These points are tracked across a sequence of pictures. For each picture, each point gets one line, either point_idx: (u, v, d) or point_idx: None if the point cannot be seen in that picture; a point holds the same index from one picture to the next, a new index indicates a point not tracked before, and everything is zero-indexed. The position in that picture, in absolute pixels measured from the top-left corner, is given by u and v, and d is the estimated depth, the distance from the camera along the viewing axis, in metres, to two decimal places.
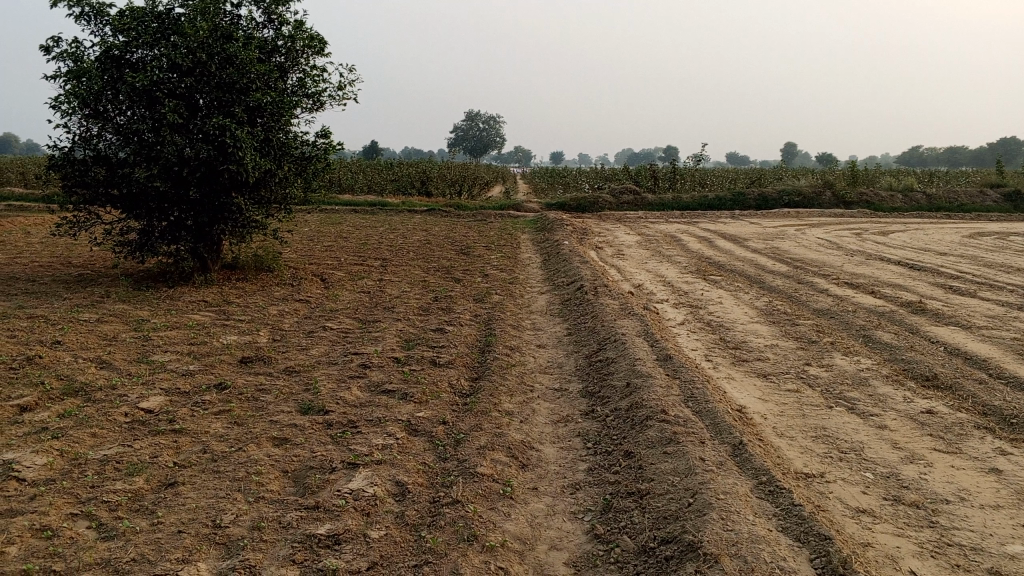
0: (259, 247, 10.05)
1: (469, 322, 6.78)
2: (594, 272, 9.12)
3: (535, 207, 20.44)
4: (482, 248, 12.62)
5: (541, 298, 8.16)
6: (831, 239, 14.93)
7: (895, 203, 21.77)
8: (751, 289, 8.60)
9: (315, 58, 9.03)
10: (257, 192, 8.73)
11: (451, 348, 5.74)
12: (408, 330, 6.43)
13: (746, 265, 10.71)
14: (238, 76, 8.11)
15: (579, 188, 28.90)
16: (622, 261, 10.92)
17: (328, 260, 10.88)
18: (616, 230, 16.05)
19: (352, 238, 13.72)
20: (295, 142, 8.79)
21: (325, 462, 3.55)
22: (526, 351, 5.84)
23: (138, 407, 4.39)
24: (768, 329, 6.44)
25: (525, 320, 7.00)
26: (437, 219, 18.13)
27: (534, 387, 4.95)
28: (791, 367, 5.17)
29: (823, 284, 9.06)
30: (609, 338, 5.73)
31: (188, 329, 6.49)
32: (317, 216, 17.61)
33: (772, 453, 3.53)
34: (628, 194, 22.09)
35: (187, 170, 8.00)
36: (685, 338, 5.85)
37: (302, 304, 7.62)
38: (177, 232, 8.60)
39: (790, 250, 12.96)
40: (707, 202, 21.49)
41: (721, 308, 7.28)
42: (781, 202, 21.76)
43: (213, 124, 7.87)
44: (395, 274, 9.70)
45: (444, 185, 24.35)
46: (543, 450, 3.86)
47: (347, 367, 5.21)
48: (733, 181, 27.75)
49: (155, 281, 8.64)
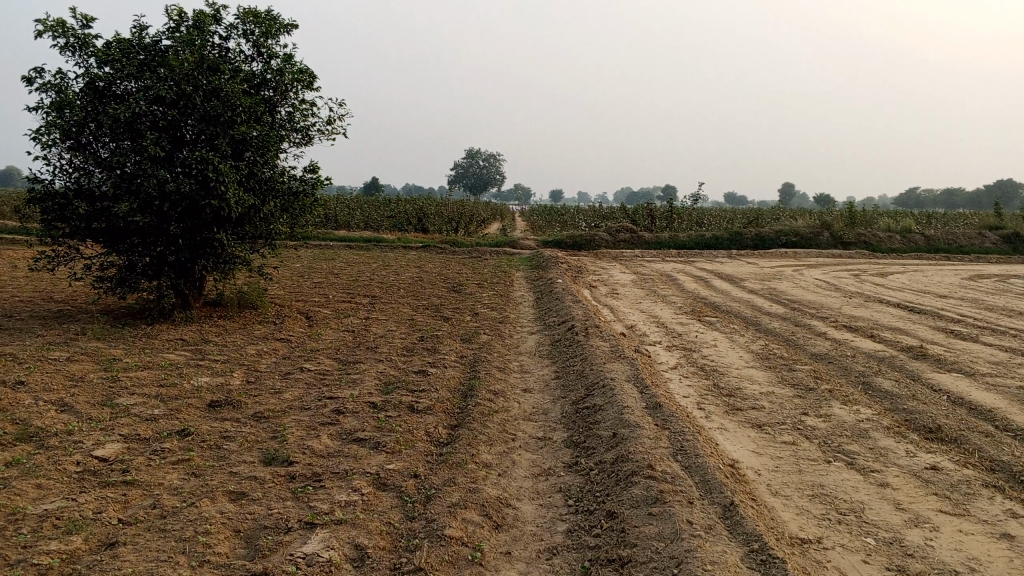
0: (245, 284, 9.82)
1: (453, 364, 6.53)
2: (586, 312, 8.88)
3: (531, 244, 20.28)
4: (475, 285, 12.40)
5: (530, 339, 7.91)
6: (829, 280, 14.73)
7: (894, 244, 21.62)
8: (747, 331, 8.36)
9: (305, 92, 8.89)
10: (240, 227, 8.52)
11: (432, 393, 5.48)
12: (389, 372, 6.17)
13: (742, 307, 10.48)
14: (223, 109, 7.92)
15: (576, 226, 28.79)
16: (616, 300, 10.68)
17: (316, 297, 10.64)
18: (612, 269, 15.85)
19: (344, 275, 13.52)
20: (282, 177, 8.61)
21: (282, 521, 3.29)
22: (510, 396, 5.58)
23: (91, 456, 4.12)
24: (764, 374, 6.18)
25: (512, 362, 6.75)
26: (431, 256, 17.94)
27: (516, 435, 4.68)
28: (787, 417, 4.91)
29: (821, 327, 8.83)
30: (597, 383, 5.47)
31: (160, 370, 6.23)
32: (310, 253, 17.43)
33: (765, 515, 3.26)
34: (625, 232, 21.93)
35: (168, 205, 7.76)
36: (677, 384, 5.59)
37: (283, 343, 7.38)
38: (158, 268, 8.37)
39: (788, 290, 12.75)
40: (704, 241, 21.35)
41: (716, 351, 7.03)
42: (779, 242, 21.60)
43: (195, 157, 7.66)
44: (383, 312, 9.46)
45: (440, 221, 24.22)
46: (520, 508, 3.59)
47: (319, 412, 4.95)
48: (731, 220, 27.64)
49: (134, 318, 8.40)
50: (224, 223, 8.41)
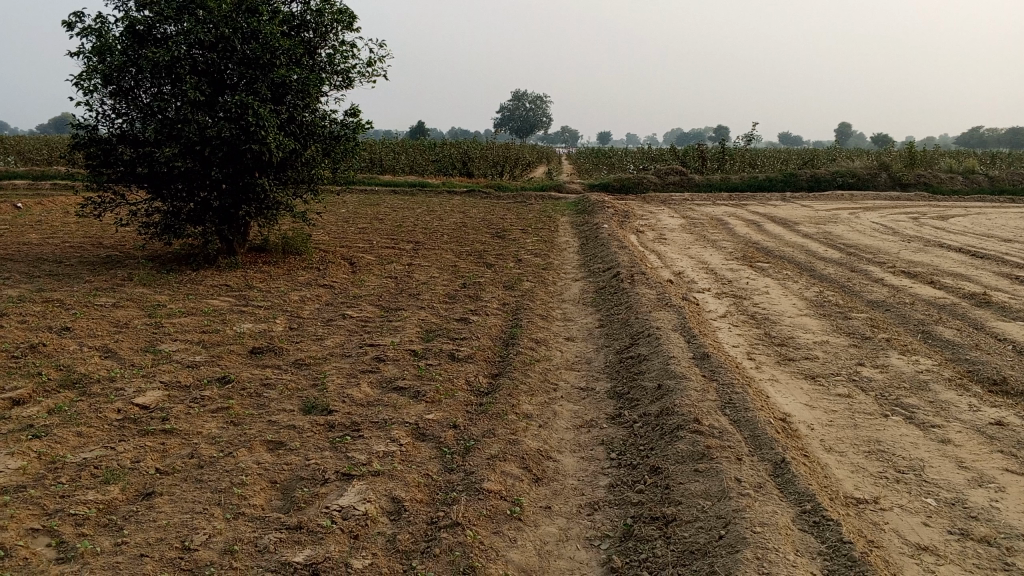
0: (289, 230, 9.80)
1: (496, 312, 6.42)
2: (632, 258, 8.67)
3: (578, 188, 19.98)
4: (520, 231, 12.24)
5: (575, 285, 7.75)
6: (886, 223, 14.22)
7: (955, 185, 20.81)
8: (800, 278, 8.08)
9: (345, 33, 8.69)
10: (282, 172, 8.45)
11: (473, 341, 5.38)
12: (431, 320, 6.09)
13: (795, 252, 10.15)
14: (262, 52, 7.78)
15: (624, 169, 28.29)
16: (663, 246, 10.43)
17: (360, 243, 10.60)
18: (659, 213, 15.52)
19: (388, 220, 13.46)
20: (322, 121, 8.48)
21: (318, 472, 3.23)
22: (553, 344, 5.45)
23: (132, 403, 4.12)
24: (818, 323, 5.95)
25: (555, 310, 6.62)
26: (476, 201, 17.77)
27: (559, 385, 4.56)
28: (842, 368, 4.70)
29: (878, 273, 8.50)
30: (643, 332, 5.31)
31: (204, 316, 6.24)
32: (355, 197, 17.41)
33: (818, 473, 3.10)
34: (673, 174, 21.44)
35: (209, 150, 7.71)
36: (726, 333, 5.41)
37: (325, 289, 7.34)
38: (202, 214, 8.37)
39: (844, 235, 12.34)
40: (755, 184, 20.79)
41: (767, 298, 6.80)
42: (834, 184, 20.93)
43: (234, 101, 7.56)
44: (426, 258, 9.37)
45: (485, 165, 23.97)
46: (561, 461, 3.48)
47: (359, 360, 4.89)
48: (784, 162, 26.87)
49: (179, 264, 8.43)
50: (266, 169, 8.34)
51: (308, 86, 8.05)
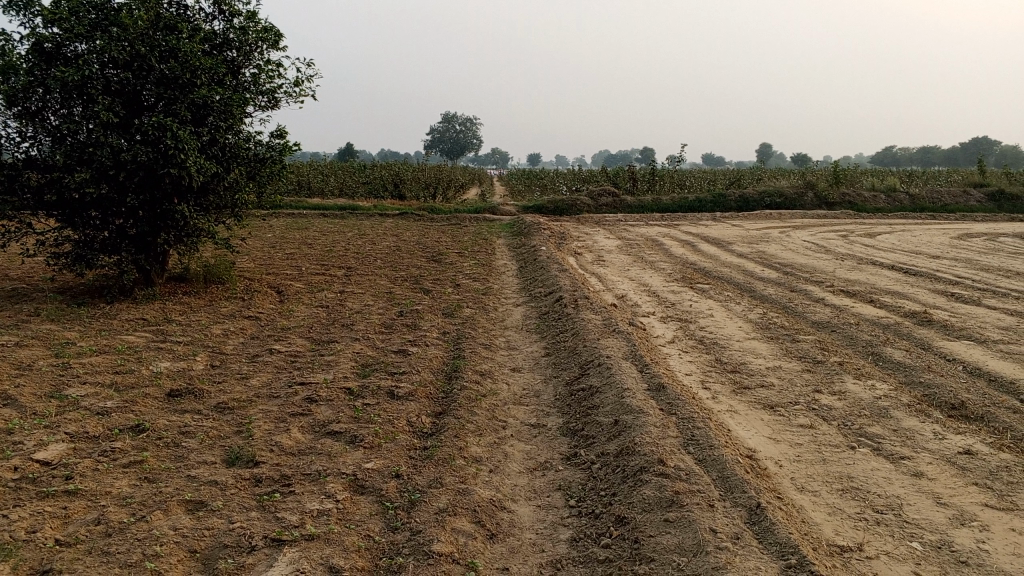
0: (212, 257, 9.29)
1: (435, 342, 6.09)
2: (573, 282, 8.44)
3: (511, 209, 19.79)
4: (455, 254, 11.94)
5: (516, 311, 7.47)
6: (818, 242, 14.39)
7: (878, 203, 21.35)
8: (743, 299, 7.97)
9: (271, 52, 8.31)
10: (203, 197, 7.98)
11: (413, 376, 5.04)
12: (366, 353, 5.72)
13: (734, 272, 10.10)
14: (181, 71, 7.34)
15: (556, 190, 28.27)
16: (602, 268, 10.25)
17: (288, 270, 10.13)
18: (595, 234, 15.41)
19: (318, 246, 12.99)
20: (246, 143, 8.07)
21: (245, 539, 2.86)
22: (498, 377, 5.15)
23: (30, 460, 3.66)
24: (768, 347, 5.79)
25: (498, 338, 6.32)
26: (409, 224, 17.40)
27: (507, 423, 4.26)
28: (800, 396, 4.53)
29: (818, 292, 8.46)
30: (592, 362, 5.06)
31: (118, 355, 5.74)
32: (283, 222, 16.86)
33: (796, 518, 2.87)
34: (606, 195, 21.45)
35: (124, 175, 7.21)
36: (677, 360, 5.19)
37: (252, 321, 6.90)
38: (117, 242, 7.82)
39: (778, 254, 12.40)
40: (687, 203, 20.95)
41: (713, 322, 6.63)
42: (763, 203, 21.24)
43: (151, 122, 7.10)
44: (359, 285, 8.98)
45: (417, 187, 23.61)
46: (516, 512, 3.18)
47: (290, 401, 4.50)
48: (713, 182, 27.24)
49: (92, 296, 7.85)
50: (186, 194, 7.87)
51: (231, 107, 7.65)
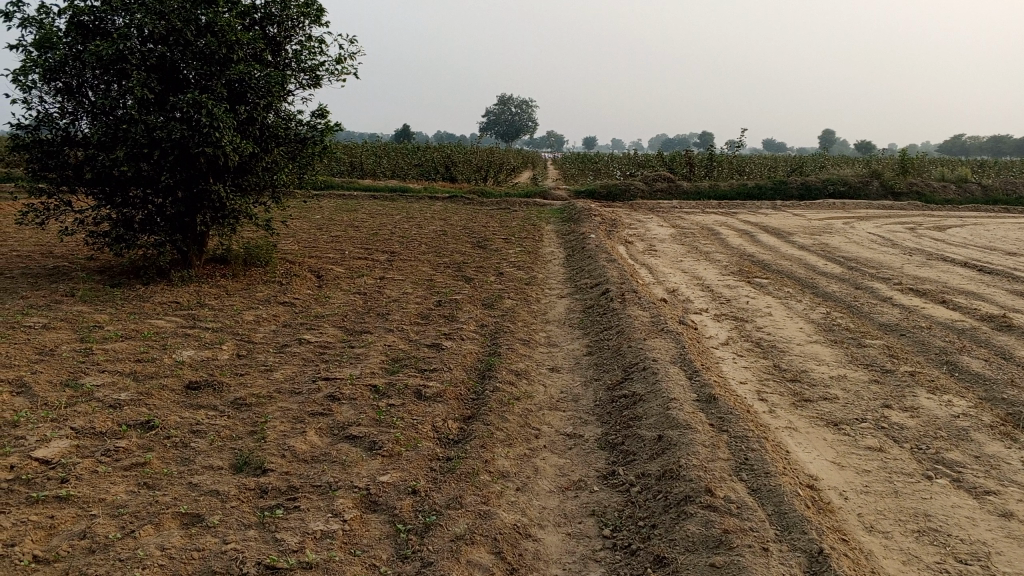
0: (253, 239, 9.09)
1: (471, 336, 5.75)
2: (622, 273, 8.03)
3: (563, 194, 19.36)
4: (502, 240, 11.59)
5: (560, 304, 7.10)
6: (884, 234, 13.69)
7: (948, 194, 20.37)
8: (803, 296, 7.47)
9: (313, 28, 8.03)
10: (239, 178, 7.74)
11: (444, 373, 4.71)
12: (397, 346, 5.41)
13: (795, 265, 9.57)
14: (218, 46, 7.08)
15: (610, 175, 27.71)
16: (654, 258, 9.80)
17: (330, 253, 9.90)
18: (647, 221, 14.91)
19: (364, 228, 12.77)
20: (286, 123, 7.82)
21: (236, 564, 2.57)
22: (535, 378, 4.79)
23: (29, 457, 3.43)
24: (831, 352, 5.32)
25: (538, 334, 5.95)
26: (457, 207, 17.12)
27: (541, 432, 3.90)
28: (868, 412, 4.08)
29: (885, 290, 7.91)
30: (637, 365, 4.66)
31: (144, 340, 5.53)
32: (332, 203, 16.72)
33: (865, 569, 2.47)
34: (661, 181, 20.86)
35: (158, 154, 6.98)
36: (731, 366, 4.77)
37: (285, 307, 6.67)
38: (153, 221, 7.64)
39: (841, 246, 11.79)
40: (745, 191, 20.26)
41: (771, 321, 6.17)
42: (825, 191, 20.43)
43: (185, 99, 6.85)
44: (401, 271, 8.70)
45: (468, 170, 23.31)
46: (542, 541, 2.83)
47: (310, 400, 4.21)
48: (772, 168, 26.38)
49: (129, 276, 7.70)
50: (223, 174, 7.64)
51: (270, 84, 7.37)
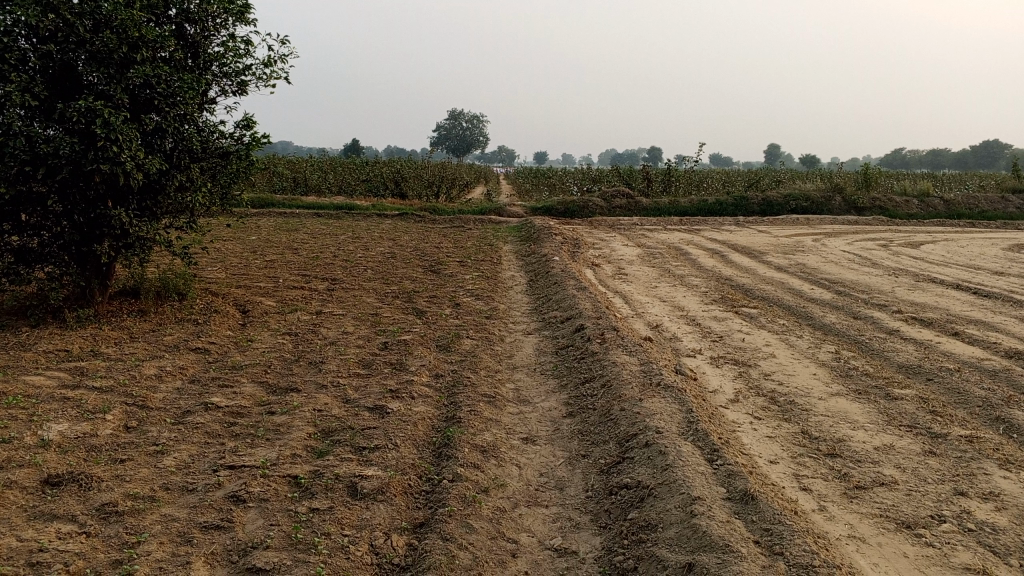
0: (170, 269, 7.90)
1: (423, 392, 4.68)
2: (594, 304, 7.05)
3: (520, 211, 18.41)
4: (456, 264, 10.55)
5: (527, 343, 6.08)
6: (858, 253, 12.98)
7: (911, 208, 19.89)
8: (803, 330, 6.56)
9: (238, 26, 6.94)
10: (145, 199, 6.50)
11: (388, 453, 3.65)
12: (330, 410, 4.32)
13: (780, 291, 8.69)
14: (118, 44, 5.84)
15: (565, 191, 26.85)
16: (626, 285, 8.86)
17: (262, 283, 8.74)
18: (611, 240, 13.98)
19: (305, 251, 11.61)
20: (204, 136, 6.74)
21: None
22: (506, 454, 3.74)
23: None
24: (862, 410, 4.37)
25: (505, 387, 4.90)
26: (408, 226, 16.03)
27: (519, 548, 2.88)
28: (943, 505, 3.14)
29: (888, 321, 7.06)
30: (637, 438, 3.67)
31: (6, 408, 4.31)
32: (272, 223, 15.55)
33: None
34: (620, 197, 20.03)
35: (42, 172, 5.67)
36: (752, 436, 3.80)
37: (198, 356, 5.53)
38: (43, 254, 6.31)
39: (821, 267, 10.99)
40: (707, 207, 19.54)
41: (779, 367, 5.21)
42: (788, 206, 19.79)
43: (76, 105, 5.59)
44: (342, 303, 7.60)
45: (419, 186, 22.18)
46: None
47: (205, 504, 3.15)
48: (730, 183, 25.77)
49: (15, 316, 6.45)
50: (126, 196, 6.38)
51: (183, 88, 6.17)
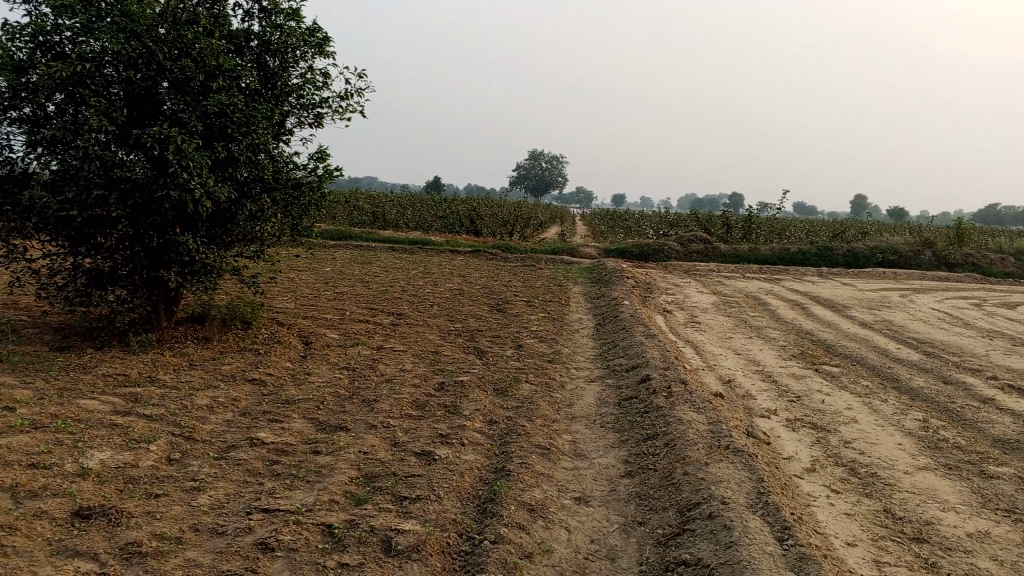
0: (237, 297, 7.93)
1: (475, 440, 4.45)
2: (663, 354, 6.74)
3: (593, 253, 18.16)
4: (524, 304, 10.35)
5: (589, 392, 5.81)
6: (950, 311, 12.26)
7: (1007, 266, 18.85)
8: (888, 393, 6.10)
9: (318, 60, 6.97)
10: (215, 227, 6.52)
11: (430, 505, 3.43)
12: (376, 453, 4.13)
13: (863, 348, 8.20)
14: (196, 72, 5.91)
15: (642, 235, 26.48)
16: (698, 334, 8.50)
17: (327, 314, 8.70)
18: (685, 286, 13.58)
19: (374, 284, 11.61)
20: (279, 166, 6.71)
21: None
22: (555, 515, 3.48)
23: None
24: (954, 489, 3.95)
25: (561, 438, 4.64)
26: (479, 264, 15.95)
27: None
28: None
29: (983, 388, 6.52)
30: (699, 508, 3.37)
31: (54, 432, 4.27)
32: (346, 255, 15.68)
33: None
34: (697, 242, 19.58)
35: (114, 196, 5.74)
36: (828, 513, 3.45)
37: (253, 388, 5.44)
38: (114, 276, 6.33)
39: (909, 325, 10.39)
40: (787, 256, 18.92)
41: (860, 434, 4.80)
42: (874, 259, 18.99)
43: (151, 132, 5.65)
44: (404, 339, 7.47)
45: (494, 224, 22.16)
46: None
47: (232, 549, 2.98)
48: (812, 233, 25.00)
49: (83, 337, 6.52)
50: (196, 223, 6.40)
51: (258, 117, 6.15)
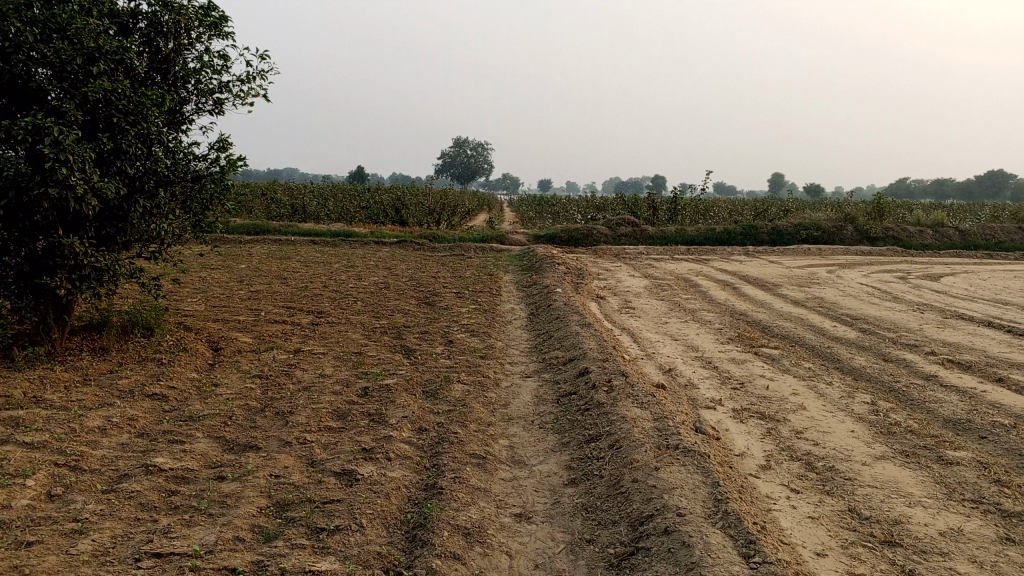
0: (140, 303, 7.29)
1: (402, 452, 4.03)
2: (600, 344, 6.42)
3: (522, 239, 17.82)
4: (453, 295, 9.93)
5: (525, 389, 5.44)
6: (877, 286, 12.32)
7: (925, 239, 19.26)
8: (831, 376, 5.91)
9: (215, 42, 6.38)
10: (105, 227, 5.89)
11: (351, 537, 3.01)
12: (290, 475, 3.68)
13: (800, 328, 8.05)
14: (73, 55, 5.23)
15: (570, 219, 26.30)
16: (634, 320, 8.23)
17: (242, 315, 8.12)
18: (617, 271, 13.36)
19: (294, 280, 11.01)
20: (175, 158, 6.15)
21: None
22: (494, 538, 3.10)
23: None
24: (915, 480, 3.71)
25: (498, 444, 4.26)
26: (405, 254, 15.43)
27: None
28: None
29: (923, 364, 6.39)
30: (654, 522, 3.03)
31: None
32: (265, 250, 14.97)
33: None
34: (625, 225, 19.45)
35: None
36: (792, 518, 3.16)
37: (154, 404, 4.90)
38: None
39: (841, 301, 10.34)
40: (714, 236, 18.93)
41: (811, 423, 4.56)
42: (799, 236, 19.17)
43: (22, 123, 4.95)
44: (325, 340, 6.98)
45: (420, 212, 21.62)
46: None
47: None
48: (737, 212, 25.20)
49: None
50: (81, 224, 5.74)
51: (147, 104, 5.60)
